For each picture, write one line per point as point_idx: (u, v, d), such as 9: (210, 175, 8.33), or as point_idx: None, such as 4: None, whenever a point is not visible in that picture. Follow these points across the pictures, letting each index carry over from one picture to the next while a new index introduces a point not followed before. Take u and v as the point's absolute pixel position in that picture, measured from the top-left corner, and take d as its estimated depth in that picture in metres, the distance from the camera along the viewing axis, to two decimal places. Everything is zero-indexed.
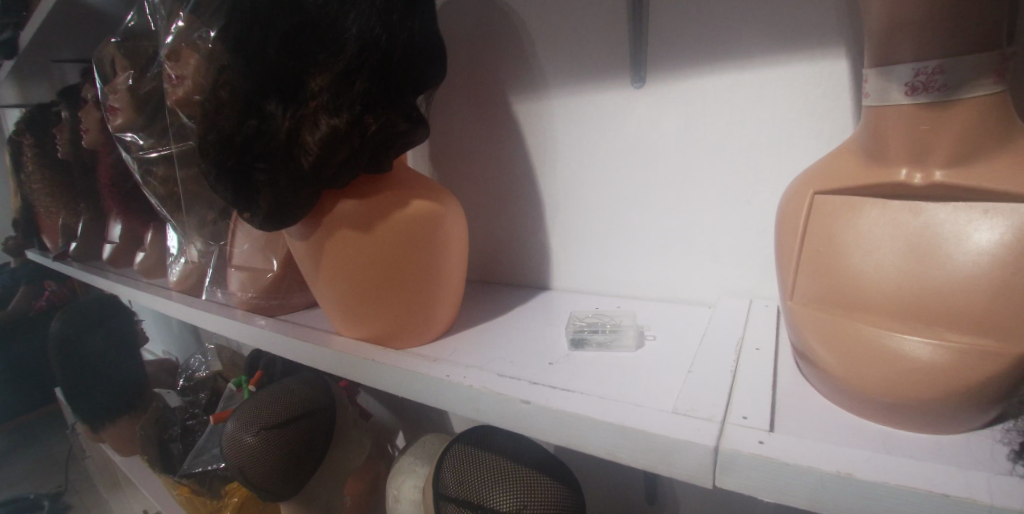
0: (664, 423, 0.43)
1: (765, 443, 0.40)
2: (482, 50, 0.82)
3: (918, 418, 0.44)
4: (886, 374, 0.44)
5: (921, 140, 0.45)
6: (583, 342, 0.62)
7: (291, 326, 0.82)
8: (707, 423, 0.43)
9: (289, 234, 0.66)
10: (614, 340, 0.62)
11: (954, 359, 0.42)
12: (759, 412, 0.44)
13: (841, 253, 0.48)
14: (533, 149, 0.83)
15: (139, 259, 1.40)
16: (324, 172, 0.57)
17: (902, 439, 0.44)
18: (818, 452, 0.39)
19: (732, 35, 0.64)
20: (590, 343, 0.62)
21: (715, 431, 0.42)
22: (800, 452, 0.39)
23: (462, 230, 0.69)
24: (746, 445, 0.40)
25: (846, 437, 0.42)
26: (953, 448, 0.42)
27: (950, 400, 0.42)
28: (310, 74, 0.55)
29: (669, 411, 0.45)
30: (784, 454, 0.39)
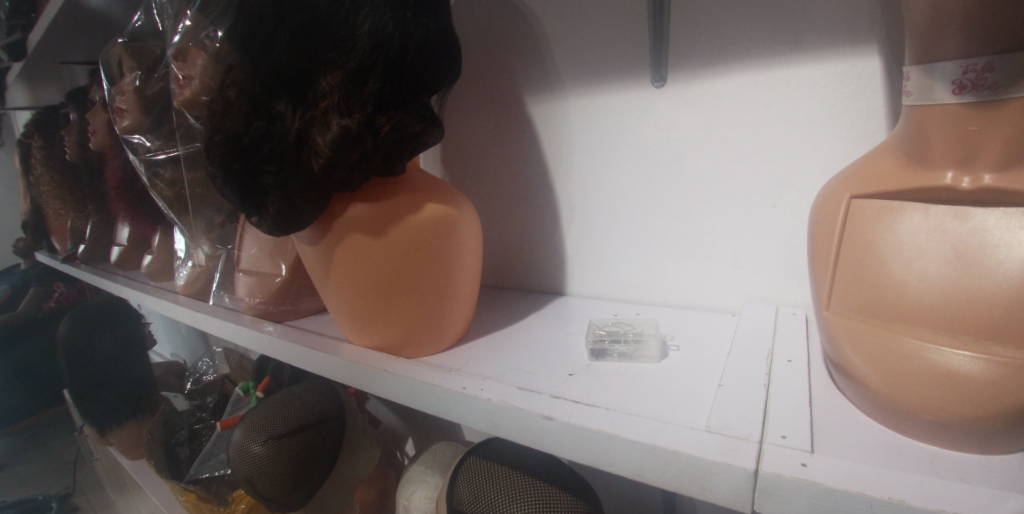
0: (696, 443, 0.41)
1: (807, 466, 0.38)
2: (496, 50, 0.80)
3: (968, 438, 0.41)
4: (933, 391, 0.41)
5: (969, 142, 0.41)
6: (603, 353, 0.60)
7: (301, 332, 0.80)
8: (743, 442, 0.40)
9: (299, 239, 0.64)
10: (637, 352, 0.59)
11: (1009, 376, 0.39)
12: (798, 432, 0.41)
13: (880, 261, 0.46)
14: (548, 152, 0.80)
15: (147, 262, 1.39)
16: (335, 175, 0.55)
17: (950, 460, 0.41)
18: (864, 477, 0.37)
19: (758, 32, 0.62)
20: (612, 354, 0.60)
21: (752, 451, 0.40)
22: (846, 477, 0.37)
23: (477, 234, 0.66)
24: (787, 468, 0.38)
25: (892, 459, 0.40)
26: (1006, 471, 0.39)
27: (1004, 420, 0.39)
28: (320, 73, 0.53)
29: (700, 429, 0.43)
30: (829, 478, 0.37)
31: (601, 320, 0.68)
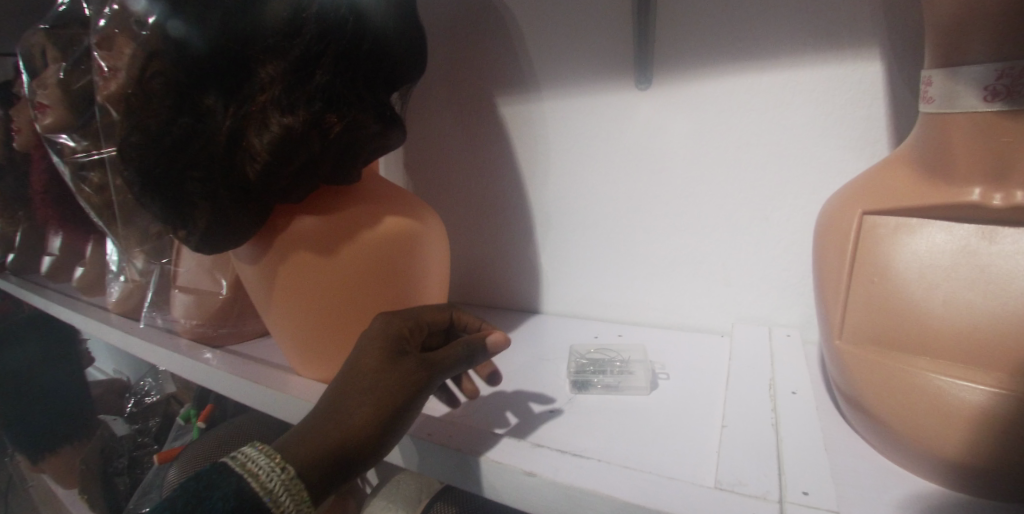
0: (705, 503, 0.35)
1: None
2: (466, 47, 0.73)
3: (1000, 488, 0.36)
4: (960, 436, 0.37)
5: (1000, 155, 0.37)
6: (586, 386, 0.54)
7: (243, 361, 0.70)
8: (761, 503, 0.35)
9: (238, 257, 0.56)
10: (625, 384, 0.53)
11: None
12: (822, 486, 0.36)
13: (897, 285, 0.41)
14: (522, 159, 0.74)
15: (77, 275, 1.25)
16: (275, 184, 0.47)
17: None
18: None
19: (753, 32, 0.57)
20: (595, 387, 0.53)
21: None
22: None
23: (445, 250, 0.58)
24: None
25: None
26: None
27: None
28: (258, 62, 0.44)
29: (709, 485, 0.37)
30: None
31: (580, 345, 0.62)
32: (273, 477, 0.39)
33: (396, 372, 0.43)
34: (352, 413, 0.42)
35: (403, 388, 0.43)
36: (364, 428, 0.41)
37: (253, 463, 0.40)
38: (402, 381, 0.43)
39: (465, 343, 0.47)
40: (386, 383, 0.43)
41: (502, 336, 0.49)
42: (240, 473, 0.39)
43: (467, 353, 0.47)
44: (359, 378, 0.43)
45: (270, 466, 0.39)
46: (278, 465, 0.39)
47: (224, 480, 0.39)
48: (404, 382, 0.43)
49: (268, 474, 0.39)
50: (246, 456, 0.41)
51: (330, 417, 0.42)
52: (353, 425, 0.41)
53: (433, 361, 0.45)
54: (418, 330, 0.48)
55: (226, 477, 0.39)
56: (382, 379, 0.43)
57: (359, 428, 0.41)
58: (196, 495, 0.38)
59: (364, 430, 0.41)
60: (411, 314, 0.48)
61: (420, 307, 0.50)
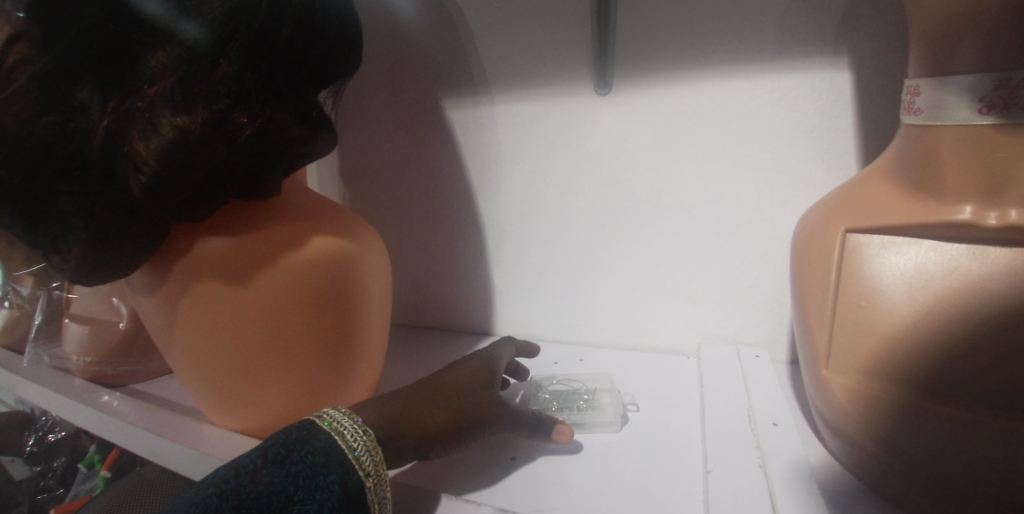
0: None
1: None
2: (402, 43, 0.65)
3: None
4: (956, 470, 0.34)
5: (990, 173, 0.34)
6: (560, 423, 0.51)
7: (150, 405, 0.60)
8: None
9: (132, 286, 0.46)
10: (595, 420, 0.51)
11: None
12: None
13: (886, 311, 0.37)
14: (472, 168, 0.67)
15: None
16: (169, 199, 0.38)
17: None
18: None
19: (722, 34, 0.53)
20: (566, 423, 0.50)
21: None
22: None
23: (386, 273, 0.50)
24: None
25: None
26: None
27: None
28: (145, 47, 0.35)
29: None
30: None
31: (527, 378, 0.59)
32: (364, 443, 0.40)
33: (473, 398, 0.47)
34: (426, 409, 0.45)
35: (472, 414, 0.46)
36: (432, 425, 0.44)
37: (337, 423, 0.41)
38: (473, 405, 0.46)
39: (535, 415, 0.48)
40: (459, 400, 0.46)
41: (567, 433, 0.47)
42: (324, 431, 0.40)
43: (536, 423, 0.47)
44: (435, 389, 0.47)
45: (359, 432, 0.41)
46: (366, 435, 0.41)
47: (314, 436, 0.39)
48: (477, 408, 0.46)
49: (357, 439, 0.40)
50: (330, 416, 0.41)
51: (403, 404, 0.45)
52: (425, 419, 0.44)
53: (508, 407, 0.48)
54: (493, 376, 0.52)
55: (309, 435, 0.39)
56: (455, 395, 0.46)
57: (424, 425, 0.44)
58: (286, 448, 0.38)
59: (432, 428, 0.44)
60: (501, 359, 0.54)
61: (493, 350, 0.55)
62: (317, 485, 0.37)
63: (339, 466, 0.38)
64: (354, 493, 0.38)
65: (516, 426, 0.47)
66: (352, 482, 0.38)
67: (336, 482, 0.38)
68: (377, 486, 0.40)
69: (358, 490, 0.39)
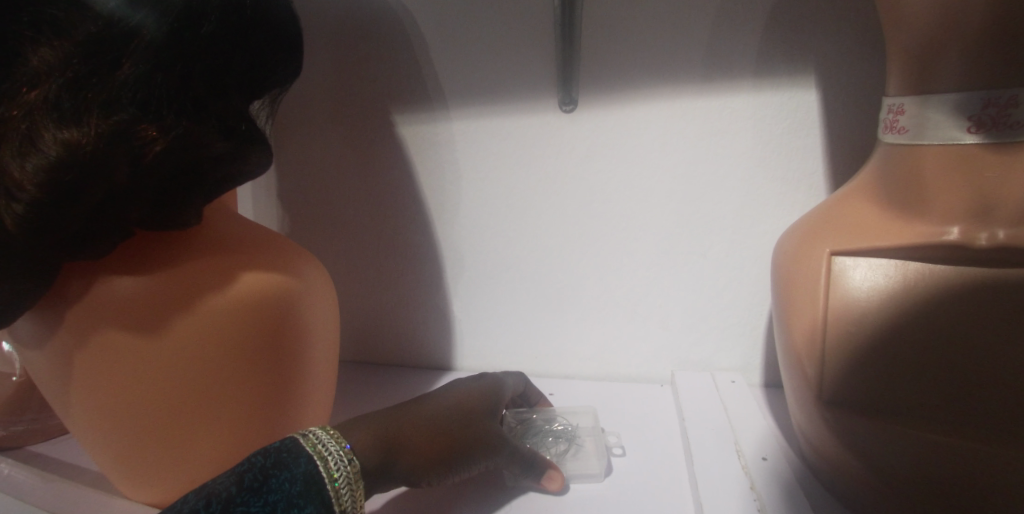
0: None
1: None
2: (351, 54, 0.60)
3: None
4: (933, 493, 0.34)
5: (979, 193, 0.33)
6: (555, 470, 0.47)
7: (44, 474, 0.50)
8: None
9: (15, 337, 0.38)
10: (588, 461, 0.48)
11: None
12: None
13: (881, 340, 0.35)
14: (428, 189, 0.62)
15: None
16: (54, 232, 0.30)
17: None
18: None
19: (689, 50, 0.51)
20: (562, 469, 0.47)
21: None
22: None
23: (332, 308, 0.44)
24: None
25: None
26: None
27: None
28: (20, 41, 0.28)
29: None
30: None
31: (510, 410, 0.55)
32: (350, 470, 0.36)
33: (469, 422, 0.43)
34: (415, 430, 0.41)
35: (466, 440, 0.42)
36: (421, 448, 0.40)
37: (322, 445, 0.36)
38: (467, 428, 0.42)
39: (540, 459, 0.44)
40: (449, 421, 0.42)
41: (558, 483, 0.44)
42: (307, 453, 0.35)
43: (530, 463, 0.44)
44: (426, 409, 0.43)
45: (345, 458, 0.37)
46: (353, 461, 0.37)
47: (298, 457, 0.35)
48: (473, 431, 0.42)
49: (345, 464, 0.36)
50: (313, 437, 0.37)
51: (391, 424, 0.41)
52: (415, 439, 0.40)
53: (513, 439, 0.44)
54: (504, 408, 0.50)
55: (293, 456, 0.35)
56: (444, 416, 0.42)
57: (411, 448, 0.40)
58: (266, 471, 0.33)
59: (422, 454, 0.40)
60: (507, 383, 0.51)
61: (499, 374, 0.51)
62: None
63: (318, 496, 0.34)
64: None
65: (509, 465, 0.43)
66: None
67: None
68: None
69: None
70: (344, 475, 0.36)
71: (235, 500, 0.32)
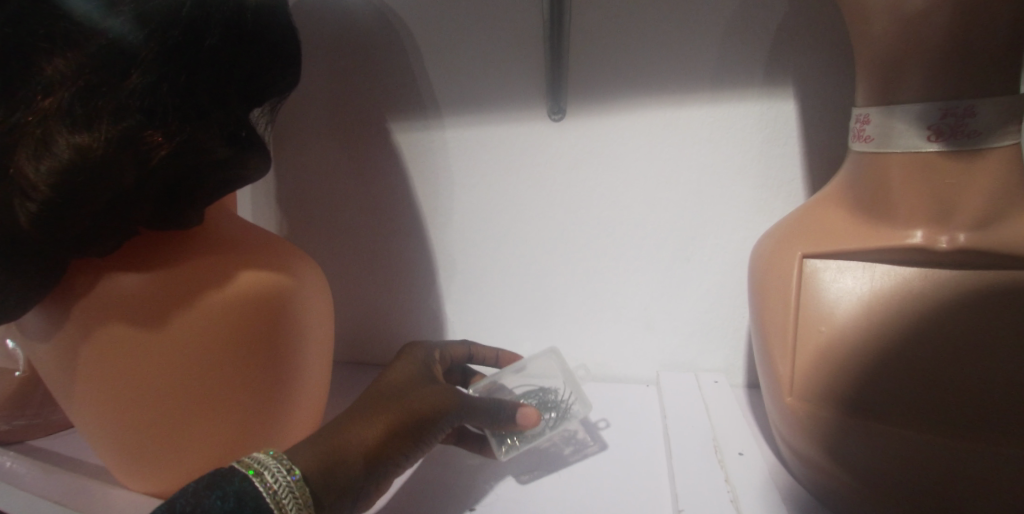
0: None
1: None
2: (348, 64, 0.62)
3: None
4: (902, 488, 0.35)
5: (940, 199, 0.35)
6: (553, 425, 0.49)
7: (46, 467, 0.52)
8: None
9: (23, 329, 0.40)
10: (574, 402, 0.51)
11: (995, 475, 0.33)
12: None
13: (851, 339, 0.36)
14: (422, 194, 0.64)
15: None
16: (63, 231, 0.32)
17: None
18: None
19: (673, 62, 0.53)
20: (562, 420, 0.49)
21: None
22: None
23: (327, 307, 0.46)
24: None
25: None
26: None
27: None
28: (37, 52, 0.31)
29: None
30: None
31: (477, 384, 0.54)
32: (287, 475, 0.35)
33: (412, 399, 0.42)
34: (358, 431, 0.40)
35: (412, 421, 0.41)
36: (368, 449, 0.39)
37: (259, 462, 0.36)
38: (412, 410, 0.42)
39: (500, 401, 0.45)
40: (390, 411, 0.41)
41: (534, 415, 0.44)
42: (241, 473, 0.35)
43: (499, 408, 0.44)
44: (364, 408, 0.41)
45: (281, 466, 0.36)
46: (291, 468, 0.36)
47: (224, 485, 0.34)
48: (416, 412, 0.42)
49: (281, 471, 0.35)
50: (251, 457, 0.36)
51: (329, 435, 0.39)
52: (359, 447, 0.39)
53: (458, 395, 0.44)
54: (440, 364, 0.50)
55: (220, 482, 0.34)
56: (385, 407, 0.41)
57: (360, 450, 0.39)
58: (194, 497, 0.33)
59: (372, 453, 0.39)
60: (428, 350, 0.51)
61: (411, 347, 0.51)
62: None
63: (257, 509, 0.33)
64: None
65: (475, 417, 0.44)
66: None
67: None
68: None
69: None
70: (279, 482, 0.35)
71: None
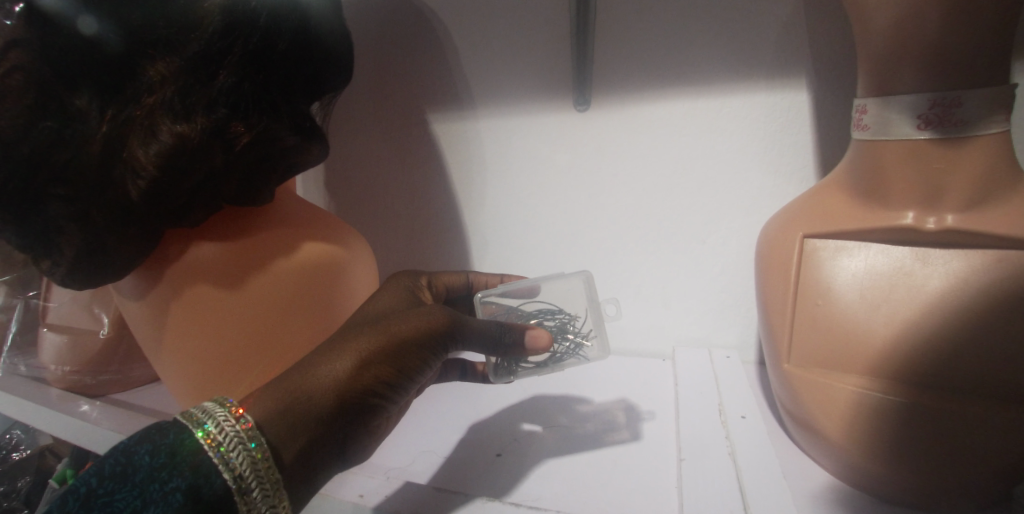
0: None
1: None
2: (391, 58, 0.67)
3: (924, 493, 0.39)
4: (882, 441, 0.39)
5: (930, 184, 0.38)
6: (559, 358, 0.52)
7: (129, 414, 0.59)
8: None
9: (120, 290, 0.47)
10: (591, 340, 0.52)
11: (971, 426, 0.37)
12: None
13: (842, 310, 0.41)
14: (456, 179, 0.69)
15: None
16: (165, 204, 0.39)
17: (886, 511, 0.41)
18: None
19: (693, 55, 0.56)
20: (570, 358, 0.52)
21: None
22: None
23: (372, 277, 0.52)
24: None
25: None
26: None
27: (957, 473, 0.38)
28: (145, 58, 0.37)
29: None
30: None
31: (492, 290, 0.52)
32: (231, 424, 0.37)
33: (391, 327, 0.42)
34: (335, 366, 0.40)
35: (391, 350, 0.41)
36: (348, 382, 0.40)
37: (201, 415, 0.37)
38: (390, 339, 0.41)
39: (503, 329, 0.44)
40: (368, 341, 0.41)
41: (545, 337, 0.44)
42: (184, 424, 0.37)
43: (495, 333, 0.43)
44: (342, 340, 0.41)
45: (227, 414, 0.37)
46: (241, 414, 0.37)
47: (169, 434, 0.37)
48: (394, 342, 0.41)
49: (225, 420, 0.37)
50: (197, 408, 0.38)
51: (305, 372, 0.40)
52: (334, 384, 0.39)
53: (444, 323, 0.43)
54: (422, 294, 0.50)
55: (167, 432, 0.37)
56: (362, 339, 0.41)
57: (340, 384, 0.39)
58: (125, 455, 0.36)
59: (353, 385, 0.40)
60: (409, 280, 0.50)
61: (395, 278, 0.49)
62: (155, 489, 0.35)
63: (191, 462, 0.36)
64: (229, 492, 0.36)
65: (469, 345, 0.44)
66: (217, 483, 0.35)
67: (180, 485, 0.35)
68: (245, 482, 0.36)
69: (214, 493, 0.35)
70: (220, 431, 0.36)
71: (98, 491, 0.35)
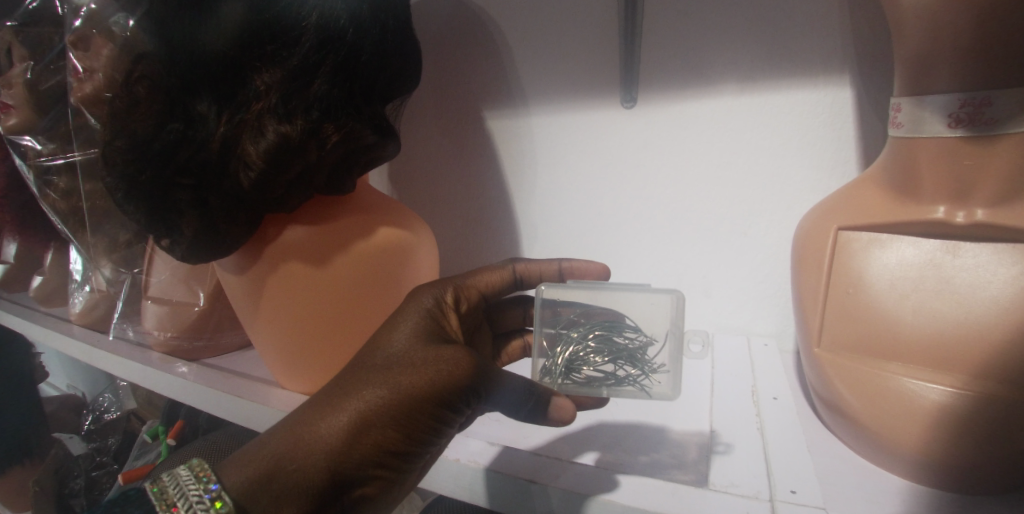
0: (709, 501, 0.41)
1: (798, 492, 0.41)
2: (453, 59, 0.73)
3: (951, 480, 0.40)
4: (905, 433, 0.40)
5: (961, 181, 0.41)
6: (615, 385, 0.48)
7: (221, 375, 0.68)
8: (755, 502, 0.41)
9: (221, 265, 0.55)
10: (661, 370, 0.48)
11: (1001, 409, 0.38)
12: (807, 485, 0.42)
13: (872, 298, 0.44)
14: (508, 172, 0.74)
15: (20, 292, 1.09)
16: (268, 191, 0.47)
17: (916, 492, 0.41)
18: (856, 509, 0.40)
19: (736, 55, 0.59)
20: (628, 386, 0.48)
21: (764, 509, 0.40)
22: (831, 503, 0.40)
23: (434, 262, 0.58)
24: (780, 493, 0.41)
25: (860, 495, 0.41)
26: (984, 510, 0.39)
27: (988, 462, 0.38)
28: (252, 70, 0.44)
29: (706, 487, 0.43)
30: (817, 502, 0.40)
31: (557, 286, 0.49)
32: (196, 494, 0.40)
33: (396, 379, 0.41)
34: (331, 420, 0.41)
35: (392, 405, 0.41)
36: (344, 439, 0.40)
37: (179, 489, 0.41)
38: (390, 394, 0.41)
39: (529, 389, 0.43)
40: (367, 396, 0.41)
41: (568, 410, 0.43)
42: (164, 497, 0.42)
43: (522, 393, 0.43)
44: (349, 390, 0.42)
45: (195, 482, 0.41)
46: (207, 485, 0.40)
47: (151, 503, 0.42)
48: (394, 398, 0.41)
49: (193, 489, 0.41)
50: (179, 480, 0.42)
51: (310, 424, 0.41)
52: (333, 436, 0.40)
53: (466, 368, 0.42)
54: (445, 316, 0.48)
55: (150, 500, 0.42)
56: (356, 396, 0.41)
57: (335, 443, 0.40)
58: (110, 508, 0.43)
59: (349, 445, 0.40)
60: (430, 298, 0.48)
61: (414, 299, 0.47)
62: None
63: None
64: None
65: (495, 403, 0.43)
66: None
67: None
68: None
69: None
70: (187, 502, 0.40)
71: None
